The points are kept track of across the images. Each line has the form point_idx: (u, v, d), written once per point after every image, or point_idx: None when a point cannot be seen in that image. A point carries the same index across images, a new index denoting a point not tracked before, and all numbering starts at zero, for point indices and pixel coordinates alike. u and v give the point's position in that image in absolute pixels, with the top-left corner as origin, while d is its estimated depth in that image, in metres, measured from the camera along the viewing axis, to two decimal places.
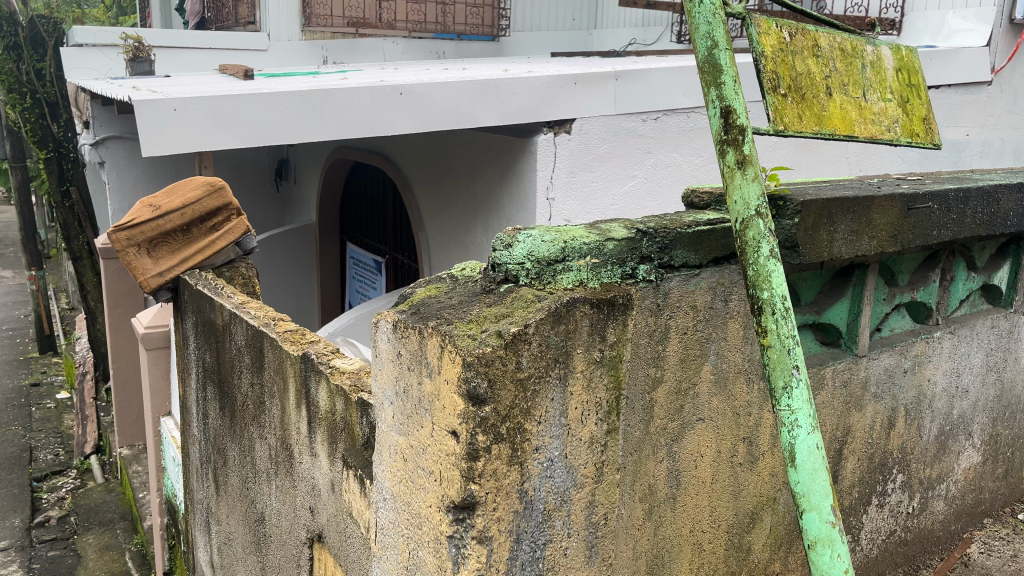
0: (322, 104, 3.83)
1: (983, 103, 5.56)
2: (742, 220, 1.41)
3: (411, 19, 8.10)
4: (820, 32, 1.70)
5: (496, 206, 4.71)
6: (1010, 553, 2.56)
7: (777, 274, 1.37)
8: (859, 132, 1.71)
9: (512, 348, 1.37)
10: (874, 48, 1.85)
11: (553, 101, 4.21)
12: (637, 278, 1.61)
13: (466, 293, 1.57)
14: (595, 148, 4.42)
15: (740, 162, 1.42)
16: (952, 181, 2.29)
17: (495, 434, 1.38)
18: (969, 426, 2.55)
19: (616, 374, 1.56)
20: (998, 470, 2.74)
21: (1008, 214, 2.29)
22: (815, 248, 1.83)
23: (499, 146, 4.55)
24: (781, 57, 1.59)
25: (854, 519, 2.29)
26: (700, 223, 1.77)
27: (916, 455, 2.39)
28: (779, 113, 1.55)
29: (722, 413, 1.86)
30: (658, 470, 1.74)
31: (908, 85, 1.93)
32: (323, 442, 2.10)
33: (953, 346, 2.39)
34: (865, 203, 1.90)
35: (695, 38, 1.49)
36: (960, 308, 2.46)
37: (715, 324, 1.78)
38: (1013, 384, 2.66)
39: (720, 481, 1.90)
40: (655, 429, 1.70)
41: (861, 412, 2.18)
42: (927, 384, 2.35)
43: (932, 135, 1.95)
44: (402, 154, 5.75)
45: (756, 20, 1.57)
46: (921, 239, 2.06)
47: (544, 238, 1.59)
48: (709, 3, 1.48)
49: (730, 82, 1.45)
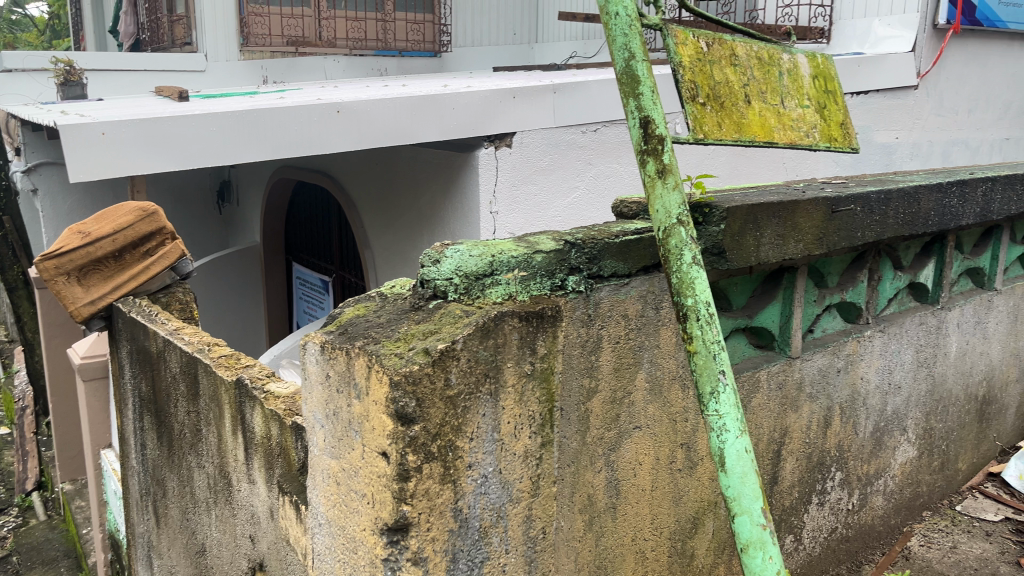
0: (258, 124, 3.77)
1: (910, 107, 5.74)
2: (665, 229, 1.43)
3: (350, 36, 7.93)
4: (738, 41, 1.73)
5: (441, 221, 4.68)
6: (949, 545, 2.64)
7: (700, 280, 1.39)
8: (778, 139, 1.75)
9: (440, 365, 1.36)
10: (790, 56, 1.88)
11: (493, 117, 4.22)
12: (566, 290, 1.61)
13: (396, 311, 1.55)
14: (536, 161, 4.45)
15: (661, 171, 1.45)
16: (875, 183, 2.35)
17: (425, 453, 1.36)
18: (903, 422, 2.61)
19: (548, 386, 1.56)
20: (934, 464, 2.81)
21: (929, 213, 2.36)
22: (742, 253, 1.86)
23: (440, 160, 4.54)
24: (699, 67, 1.62)
25: (796, 519, 2.31)
26: (628, 233, 1.78)
27: (853, 452, 2.44)
28: (699, 122, 1.57)
29: (658, 419, 1.87)
30: (596, 480, 1.74)
31: (825, 91, 1.97)
32: (259, 468, 2.06)
33: (884, 344, 2.45)
34: (789, 207, 1.94)
35: (612, 50, 1.51)
36: (889, 307, 2.52)
37: (647, 331, 1.79)
38: (943, 379, 2.73)
39: (660, 488, 1.91)
40: (591, 439, 1.71)
41: (797, 412, 2.21)
42: (861, 381, 2.40)
43: (851, 139, 2.00)
44: (345, 172, 5.70)
45: (673, 31, 1.60)
46: (846, 240, 2.11)
47: (472, 252, 1.58)
48: (626, 15, 1.49)
49: (648, 92, 1.47)
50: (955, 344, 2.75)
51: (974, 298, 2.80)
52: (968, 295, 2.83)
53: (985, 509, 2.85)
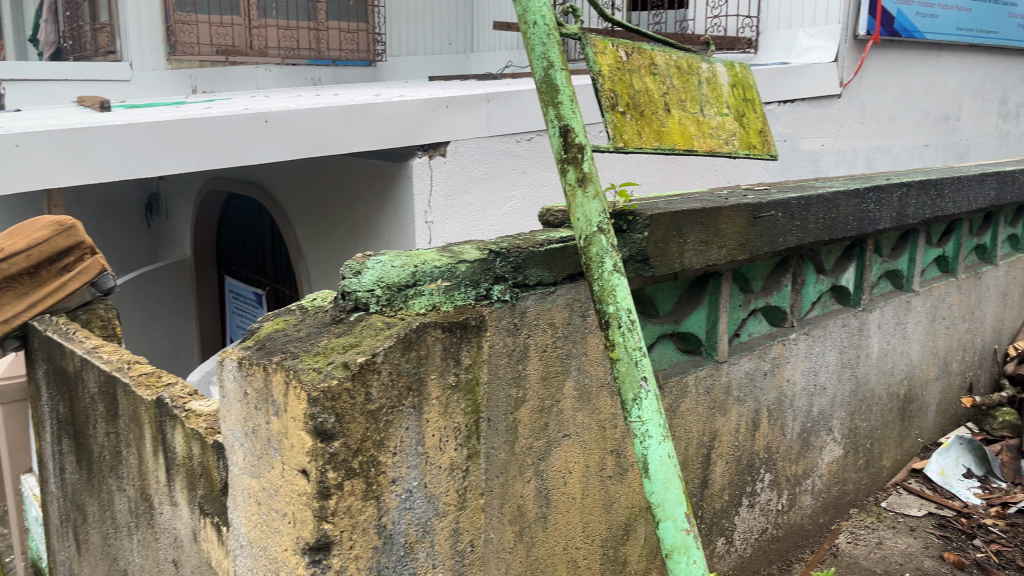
0: (182, 135, 3.67)
1: (834, 115, 5.91)
2: (586, 237, 1.43)
3: (282, 45, 7.78)
4: (657, 51, 1.75)
5: (377, 232, 4.60)
6: (875, 541, 2.72)
7: (621, 288, 1.40)
8: (698, 147, 1.77)
9: (360, 379, 1.33)
10: (709, 65, 1.91)
11: (426, 126, 4.19)
12: (491, 299, 1.60)
13: (316, 324, 1.51)
14: (471, 170, 4.42)
15: (581, 179, 1.45)
16: (795, 189, 2.41)
17: (346, 470, 1.33)
18: (829, 422, 2.67)
19: (474, 397, 1.54)
20: (860, 462, 2.88)
21: (848, 219, 2.43)
22: (666, 260, 1.88)
23: (375, 170, 4.46)
24: (619, 76, 1.64)
25: (727, 521, 2.33)
26: (553, 242, 1.78)
27: (781, 453, 2.48)
28: (619, 130, 1.59)
29: (587, 427, 1.87)
30: (526, 490, 1.73)
31: (743, 100, 2.01)
32: (181, 489, 1.99)
33: (808, 347, 2.51)
34: (712, 214, 1.97)
35: (530, 59, 1.51)
36: (813, 310, 2.58)
37: (574, 339, 1.80)
38: (866, 378, 2.81)
39: (591, 496, 1.91)
40: (520, 448, 1.70)
41: (725, 415, 2.24)
42: (787, 384, 2.45)
43: (769, 146, 2.05)
44: (277, 183, 5.59)
45: (592, 40, 1.61)
46: (768, 246, 2.15)
47: (394, 263, 1.55)
48: (544, 24, 1.50)
49: (567, 101, 1.48)
50: (877, 345, 2.83)
51: (893, 300, 2.90)
52: (889, 296, 2.92)
53: (909, 505, 2.94)
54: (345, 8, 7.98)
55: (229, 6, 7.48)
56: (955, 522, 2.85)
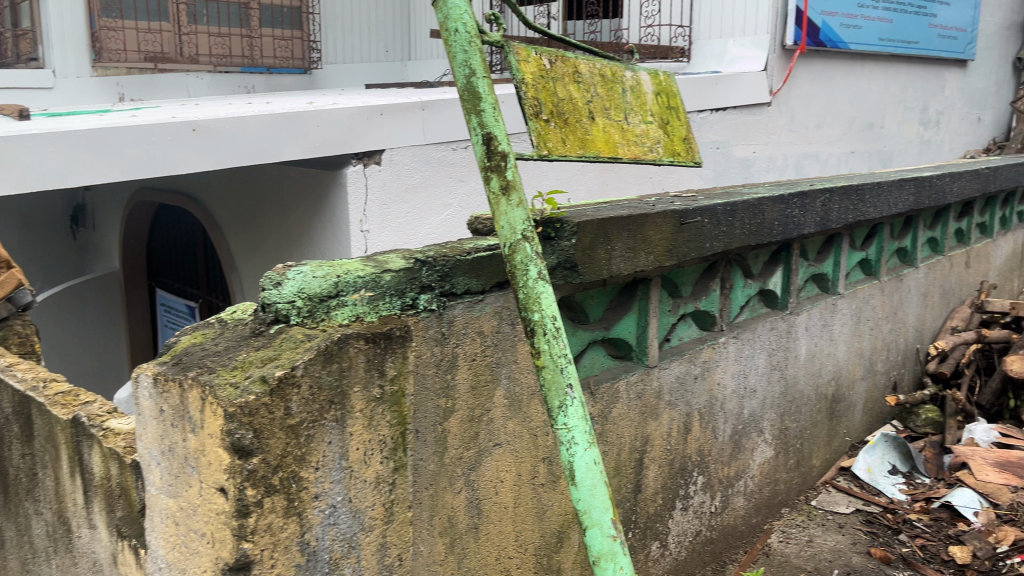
0: (103, 144, 3.53)
1: (765, 123, 6.05)
2: (510, 245, 1.43)
3: (214, 53, 7.56)
4: (581, 59, 1.76)
5: (311, 241, 4.48)
6: (805, 539, 2.78)
7: (546, 296, 1.40)
8: (622, 154, 1.80)
9: (279, 394, 1.30)
10: (633, 73, 1.93)
11: (361, 134, 4.11)
12: (417, 309, 1.58)
13: (235, 338, 1.47)
14: (408, 178, 4.34)
15: (504, 187, 1.44)
16: (722, 196, 2.45)
17: (266, 487, 1.30)
18: (760, 424, 2.72)
19: (399, 409, 1.52)
20: (790, 462, 2.94)
21: (773, 224, 2.48)
22: (593, 267, 1.89)
23: (308, 179, 4.34)
24: (542, 84, 1.64)
25: (661, 525, 2.35)
26: (481, 250, 1.76)
27: (713, 456, 2.52)
28: (543, 138, 1.59)
29: (518, 435, 1.86)
30: (456, 501, 1.71)
31: (668, 107, 2.04)
32: (100, 511, 1.91)
33: (738, 350, 2.55)
34: (639, 220, 1.99)
35: (453, 66, 1.50)
36: (741, 314, 2.63)
37: (504, 347, 1.78)
38: (795, 380, 2.87)
39: (523, 505, 1.90)
40: (449, 459, 1.68)
41: (657, 419, 2.26)
42: (717, 387, 2.48)
43: (692, 153, 2.09)
44: (208, 193, 5.45)
45: (515, 48, 1.60)
46: (695, 251, 2.19)
47: (316, 274, 1.51)
48: (465, 32, 1.49)
49: (490, 109, 1.47)
50: (805, 346, 2.90)
51: (819, 302, 2.97)
52: (815, 299, 2.99)
53: (838, 502, 3.02)
54: (278, 15, 7.86)
55: (156, 12, 7.23)
56: (881, 518, 2.92)
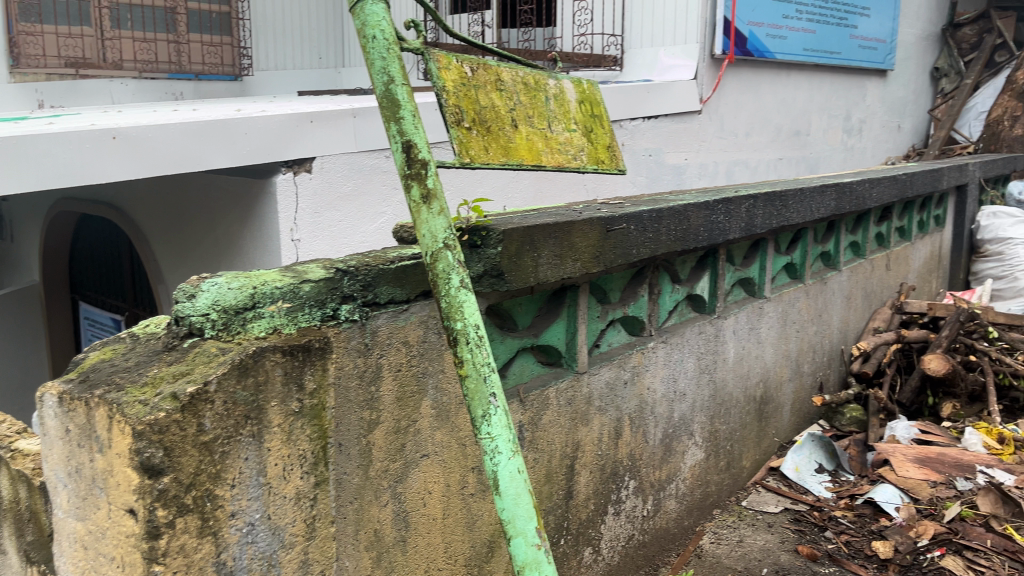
0: (23, 153, 3.21)
1: (696, 130, 6.14)
2: (432, 253, 1.41)
3: (139, 58, 7.33)
4: (503, 67, 1.76)
5: (240, 251, 4.27)
6: (736, 539, 2.82)
7: (468, 304, 1.39)
8: (546, 162, 1.81)
9: (191, 411, 1.26)
10: (556, 81, 1.94)
11: (291, 143, 3.89)
12: (339, 319, 1.55)
13: (146, 352, 1.42)
14: (340, 186, 4.13)
15: (425, 196, 1.43)
16: (648, 203, 2.49)
17: (178, 507, 1.25)
18: (690, 427, 2.75)
19: (320, 422, 1.49)
20: (720, 464, 2.99)
21: (699, 230, 2.53)
22: (520, 274, 1.89)
23: (236, 188, 4.12)
24: (464, 92, 1.63)
25: (594, 530, 2.35)
26: (405, 259, 1.74)
27: (644, 460, 2.54)
28: (465, 146, 1.58)
29: (446, 445, 1.84)
30: (382, 514, 1.68)
31: (591, 116, 2.06)
32: (9, 537, 1.82)
33: (667, 354, 2.59)
34: (565, 228, 2.00)
35: (370, 73, 1.48)
36: (670, 319, 2.66)
37: (430, 357, 1.76)
38: (724, 382, 2.92)
39: (452, 516, 1.88)
40: (375, 472, 1.65)
41: (587, 425, 2.27)
42: (647, 392, 2.51)
43: (617, 161, 2.13)
44: (134, 203, 5.28)
45: (436, 55, 1.59)
46: (622, 257, 2.22)
47: (231, 285, 1.48)
48: (383, 39, 1.47)
49: (409, 116, 1.45)
50: (732, 350, 2.95)
51: (746, 306, 3.03)
52: (743, 304, 3.05)
53: (767, 502, 3.08)
54: (207, 20, 7.68)
55: (78, 16, 7.00)
56: (808, 516, 2.99)
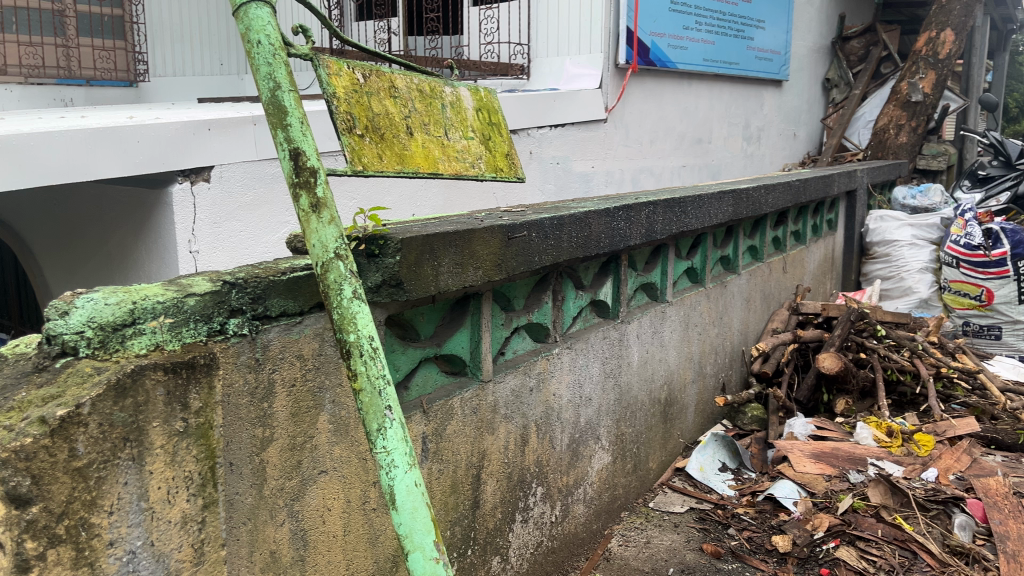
0: None
1: (602, 138, 6.23)
2: (323, 264, 1.37)
3: (25, 63, 6.79)
4: (397, 74, 1.73)
5: (134, 264, 4.05)
6: (643, 540, 2.87)
7: (362, 315, 1.35)
8: (443, 169, 1.80)
9: (61, 435, 1.19)
10: (452, 89, 1.93)
11: (187, 151, 3.71)
12: (227, 334, 1.49)
13: (14, 374, 1.33)
14: (239, 195, 3.97)
15: (314, 205, 1.38)
16: (550, 210, 2.51)
17: (49, 538, 1.17)
18: (596, 431, 2.79)
19: (207, 442, 1.43)
20: (627, 466, 3.03)
21: (600, 237, 2.57)
22: (420, 284, 1.86)
23: (127, 199, 3.89)
24: (356, 98, 1.60)
25: (502, 539, 2.34)
26: (297, 270, 1.68)
27: (551, 466, 2.55)
28: (357, 154, 1.55)
29: (346, 460, 1.79)
30: (278, 535, 1.62)
31: (489, 123, 2.07)
32: None
33: (572, 360, 2.61)
34: (465, 236, 1.98)
35: (256, 79, 1.42)
36: (574, 324, 2.69)
37: (327, 370, 1.72)
38: (629, 386, 2.97)
39: (354, 531, 1.83)
40: (269, 491, 1.59)
41: (493, 433, 2.26)
42: (553, 398, 2.53)
43: (515, 168, 2.16)
44: (18, 216, 4.97)
45: (326, 61, 1.55)
46: (524, 264, 2.22)
47: (109, 300, 1.39)
48: (268, 43, 1.42)
49: (296, 123, 1.41)
50: (636, 353, 3.01)
51: (649, 311, 3.09)
52: (645, 308, 3.10)
53: (673, 502, 3.14)
54: (98, 23, 7.27)
55: None
56: (713, 514, 3.06)
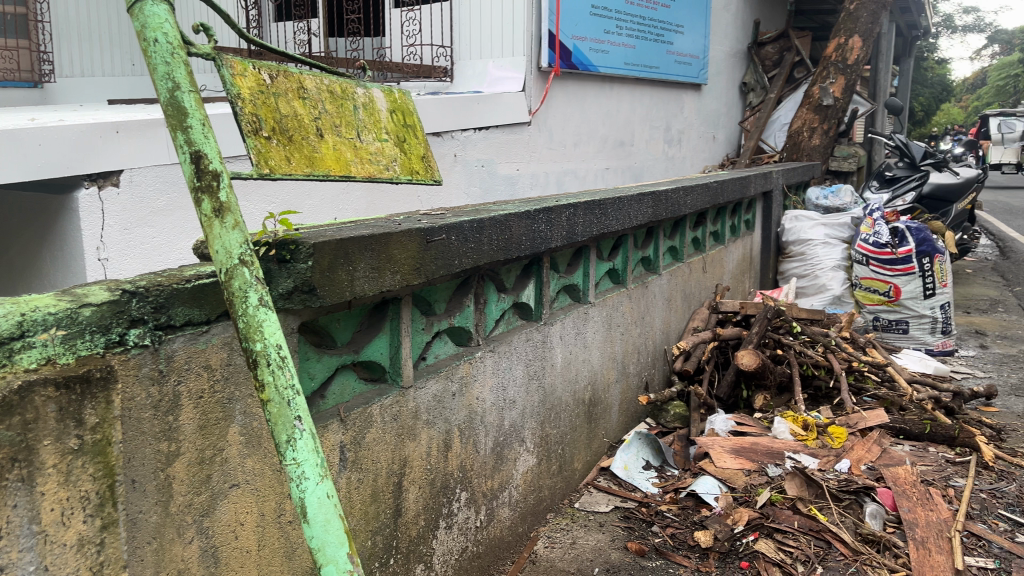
0: None
1: (527, 141, 6.24)
2: (227, 270, 1.32)
3: None
4: (306, 74, 1.69)
5: (38, 274, 3.83)
6: (569, 541, 2.88)
7: (268, 323, 1.31)
8: (356, 172, 1.77)
9: None
10: (365, 90, 1.90)
11: (91, 154, 3.51)
12: (127, 346, 1.42)
13: None
14: (152, 200, 3.78)
15: (217, 210, 1.33)
16: (470, 213, 2.49)
17: None
18: (520, 434, 2.78)
19: (105, 459, 1.37)
20: (552, 467, 3.04)
21: (521, 239, 2.57)
22: (334, 289, 1.82)
23: (28, 205, 3.67)
24: (262, 99, 1.55)
25: (426, 546, 2.31)
26: (202, 277, 1.62)
27: (475, 470, 2.53)
28: (263, 156, 1.51)
29: (259, 473, 1.74)
30: (187, 552, 1.56)
31: (403, 125, 2.05)
32: None
33: (495, 363, 2.60)
34: (382, 240, 1.95)
35: (153, 79, 1.36)
36: (497, 327, 2.68)
37: (236, 381, 1.66)
38: (553, 387, 2.98)
39: (269, 546, 1.77)
40: (177, 508, 1.53)
41: (415, 440, 2.23)
42: (476, 402, 2.51)
43: (431, 171, 2.15)
44: None
45: (229, 61, 1.50)
46: (444, 268, 2.20)
47: None
48: (166, 42, 1.36)
49: (197, 125, 1.35)
50: (560, 354, 3.02)
51: (572, 312, 3.11)
52: (568, 310, 3.12)
53: (598, 502, 3.17)
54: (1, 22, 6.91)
55: None
56: (637, 513, 3.10)
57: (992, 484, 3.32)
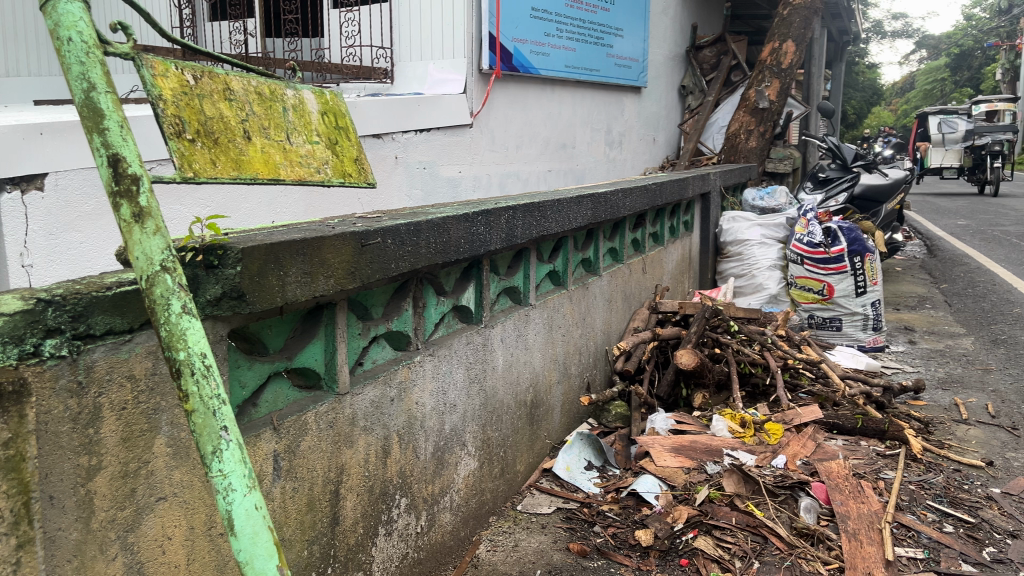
0: None
1: (469, 143, 6.23)
2: (147, 277, 1.28)
3: None
4: (232, 75, 1.65)
5: None
6: (511, 544, 2.88)
7: (192, 331, 1.27)
8: (285, 175, 1.74)
9: None
10: (295, 91, 1.86)
11: (13, 156, 3.36)
12: (43, 357, 1.37)
13: None
14: (78, 204, 3.65)
15: (137, 214, 1.29)
16: (408, 216, 2.47)
17: None
18: (462, 437, 2.77)
19: (19, 475, 1.31)
20: (494, 471, 3.03)
21: (459, 242, 2.56)
22: (265, 295, 1.78)
23: None
24: (185, 101, 1.50)
25: (365, 554, 2.28)
26: (125, 284, 1.57)
27: (415, 476, 2.51)
28: (187, 159, 1.46)
29: (188, 485, 1.69)
30: (110, 569, 1.50)
31: (335, 127, 2.02)
32: None
33: (434, 367, 2.58)
34: (314, 244, 1.91)
35: (66, 79, 1.30)
36: (436, 331, 2.66)
37: (162, 391, 1.60)
38: (494, 390, 2.97)
39: (199, 559, 1.72)
40: (98, 524, 1.48)
41: (351, 447, 2.19)
42: (416, 407, 2.49)
43: (365, 173, 2.13)
44: None
45: (149, 61, 1.45)
46: (380, 272, 2.18)
47: None
48: (80, 41, 1.31)
49: (114, 127, 1.30)
50: (500, 357, 3.01)
51: (512, 315, 3.11)
52: (508, 312, 3.12)
53: (541, 504, 3.18)
54: None
55: None
56: (579, 513, 3.11)
57: (920, 475, 3.44)
